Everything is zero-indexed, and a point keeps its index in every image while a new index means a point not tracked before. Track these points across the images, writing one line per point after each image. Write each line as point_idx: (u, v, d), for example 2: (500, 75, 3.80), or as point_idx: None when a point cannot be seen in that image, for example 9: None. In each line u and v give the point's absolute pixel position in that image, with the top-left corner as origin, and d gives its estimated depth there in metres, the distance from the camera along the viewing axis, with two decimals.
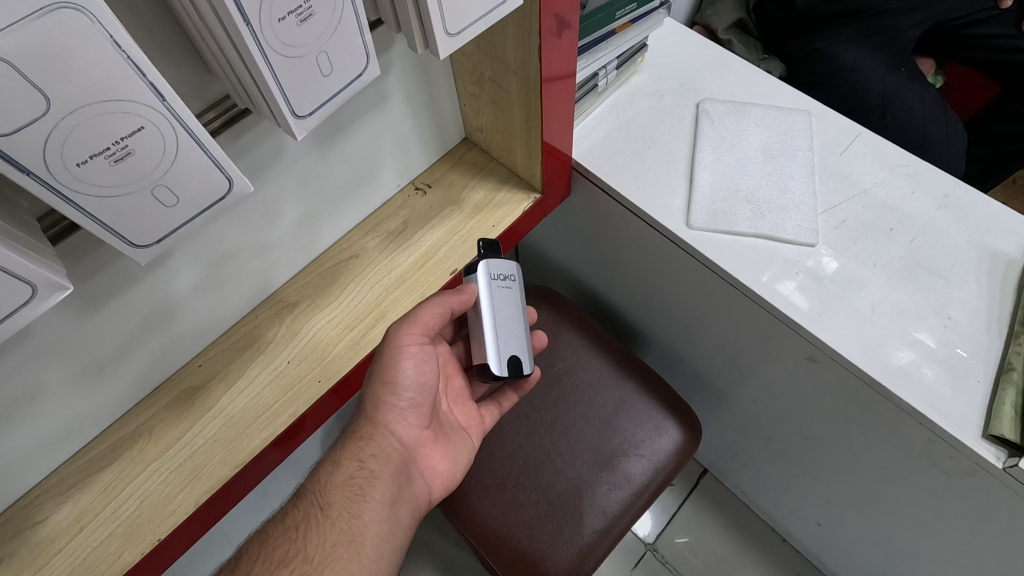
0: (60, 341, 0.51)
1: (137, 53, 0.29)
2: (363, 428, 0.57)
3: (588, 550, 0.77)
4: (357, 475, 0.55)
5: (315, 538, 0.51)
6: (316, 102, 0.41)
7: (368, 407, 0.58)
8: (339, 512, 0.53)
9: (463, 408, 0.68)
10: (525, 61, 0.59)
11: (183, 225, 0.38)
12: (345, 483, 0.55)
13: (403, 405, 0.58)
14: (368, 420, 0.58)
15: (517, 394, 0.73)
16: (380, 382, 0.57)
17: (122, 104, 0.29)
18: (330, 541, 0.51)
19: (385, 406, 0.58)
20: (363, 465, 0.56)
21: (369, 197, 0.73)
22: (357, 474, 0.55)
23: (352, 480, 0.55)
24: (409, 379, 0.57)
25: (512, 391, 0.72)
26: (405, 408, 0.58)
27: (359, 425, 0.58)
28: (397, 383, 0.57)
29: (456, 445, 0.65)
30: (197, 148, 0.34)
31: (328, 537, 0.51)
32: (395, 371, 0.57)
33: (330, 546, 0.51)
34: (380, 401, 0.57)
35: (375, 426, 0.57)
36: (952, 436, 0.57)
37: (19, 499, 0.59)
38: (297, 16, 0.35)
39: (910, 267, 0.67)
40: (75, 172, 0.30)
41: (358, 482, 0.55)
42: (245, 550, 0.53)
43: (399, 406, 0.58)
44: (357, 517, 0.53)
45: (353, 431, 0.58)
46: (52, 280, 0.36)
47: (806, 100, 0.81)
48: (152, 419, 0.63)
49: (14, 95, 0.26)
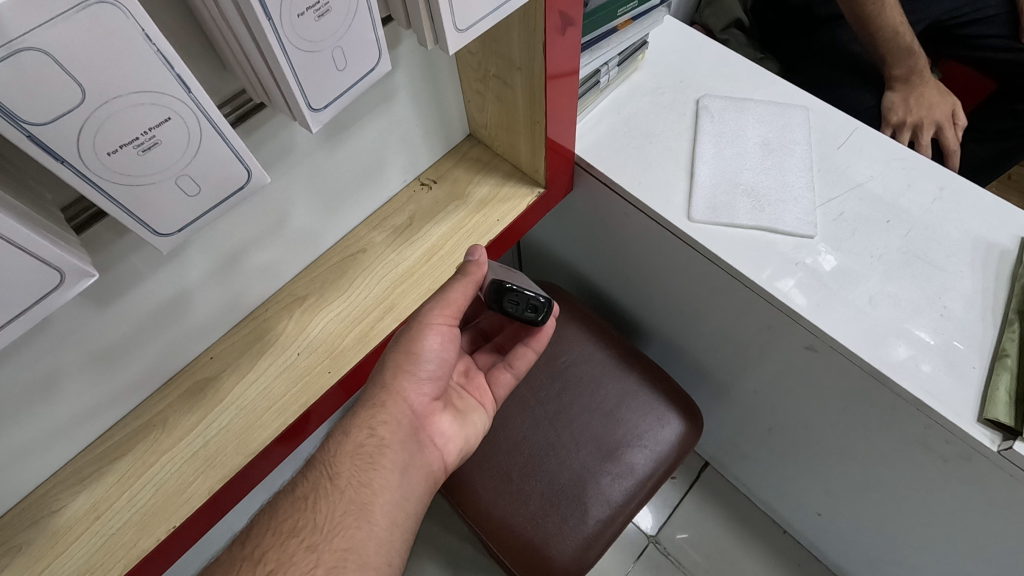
0: (79, 333, 0.52)
1: (166, 46, 0.30)
2: (376, 397, 0.59)
3: (593, 537, 0.79)
4: (368, 444, 0.57)
5: (326, 508, 0.53)
6: (330, 96, 0.42)
7: (382, 377, 0.60)
8: (349, 480, 0.55)
9: (477, 382, 0.72)
10: (530, 58, 0.60)
11: (203, 214, 0.39)
12: (355, 452, 0.57)
13: (421, 375, 0.61)
14: (382, 389, 0.60)
15: (533, 353, 0.73)
16: (401, 352, 0.60)
17: (151, 96, 0.31)
18: (340, 509, 0.53)
19: (401, 375, 0.60)
20: (374, 433, 0.58)
21: (376, 192, 0.74)
22: (367, 442, 0.57)
23: (362, 449, 0.57)
24: (432, 352, 0.61)
25: (528, 352, 0.73)
26: (421, 379, 0.61)
27: (373, 394, 0.60)
28: (418, 354, 0.60)
29: (467, 413, 0.68)
30: (219, 139, 0.36)
31: (338, 505, 0.53)
32: (419, 343, 0.60)
33: (340, 514, 0.53)
34: (394, 371, 0.60)
35: (389, 394, 0.60)
36: (949, 421, 0.59)
37: (34, 489, 0.60)
38: (315, 12, 0.36)
39: (907, 258, 0.68)
40: (105, 160, 0.31)
41: (369, 450, 0.57)
42: (255, 524, 0.54)
43: (415, 376, 0.61)
44: (367, 486, 0.55)
45: (367, 400, 0.60)
46: (78, 267, 0.37)
47: (804, 95, 0.82)
48: (165, 410, 0.64)
49: (54, 85, 0.27)
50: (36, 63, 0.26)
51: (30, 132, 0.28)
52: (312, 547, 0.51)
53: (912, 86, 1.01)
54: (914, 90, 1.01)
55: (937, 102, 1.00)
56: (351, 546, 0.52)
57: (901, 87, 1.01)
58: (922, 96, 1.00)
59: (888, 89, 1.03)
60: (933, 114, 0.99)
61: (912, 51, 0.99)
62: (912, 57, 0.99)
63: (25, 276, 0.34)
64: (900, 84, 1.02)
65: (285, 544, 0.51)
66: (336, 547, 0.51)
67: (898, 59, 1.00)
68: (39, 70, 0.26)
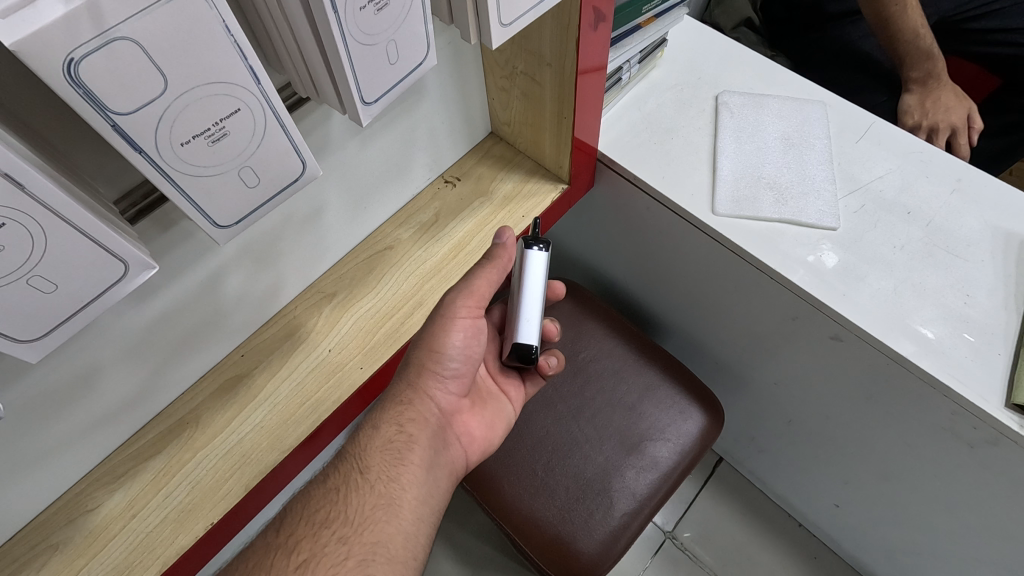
0: (120, 328, 0.52)
1: (242, 37, 0.30)
2: (404, 393, 0.59)
3: (619, 531, 0.79)
4: (396, 439, 0.57)
5: (356, 502, 0.53)
6: (381, 90, 0.43)
7: (410, 373, 0.59)
8: (378, 474, 0.54)
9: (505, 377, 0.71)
10: (561, 54, 0.61)
11: (259, 207, 0.40)
12: (383, 446, 0.56)
13: (445, 372, 0.60)
14: (410, 385, 0.60)
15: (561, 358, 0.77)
16: (426, 349, 0.58)
17: (225, 86, 0.31)
18: (369, 502, 0.53)
19: (427, 373, 0.60)
20: (402, 429, 0.57)
21: (401, 189, 0.74)
22: (396, 437, 0.57)
23: (392, 444, 0.56)
24: (456, 348, 0.59)
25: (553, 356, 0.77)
26: (447, 376, 0.60)
27: (400, 390, 0.60)
28: (444, 350, 0.58)
29: (491, 410, 0.68)
30: (281, 130, 0.36)
31: (368, 498, 0.53)
32: (443, 340, 0.58)
33: (369, 508, 0.52)
34: (420, 367, 0.59)
35: (415, 392, 0.59)
36: (976, 406, 0.60)
37: (71, 487, 0.60)
38: (375, 5, 0.37)
39: (928, 248, 0.70)
40: (178, 150, 0.32)
41: (397, 445, 0.57)
42: (287, 514, 0.54)
43: (440, 372, 0.60)
44: (395, 479, 0.55)
45: (394, 396, 0.59)
46: (140, 258, 0.37)
47: (820, 90, 0.84)
48: (198, 407, 0.64)
49: (140, 74, 0.27)
50: (127, 51, 0.26)
51: (113, 122, 0.28)
52: (343, 539, 0.50)
53: (929, 90, 1.03)
54: (932, 93, 1.02)
55: (953, 105, 1.02)
56: (380, 539, 0.51)
57: (920, 89, 1.03)
58: (938, 99, 1.02)
59: (905, 91, 1.04)
60: (949, 117, 1.01)
61: (931, 55, 1.01)
62: (929, 61, 1.02)
63: (91, 267, 0.35)
64: (917, 86, 1.03)
65: (318, 534, 0.50)
66: (365, 540, 0.51)
67: (916, 62, 1.02)
68: (128, 58, 0.26)
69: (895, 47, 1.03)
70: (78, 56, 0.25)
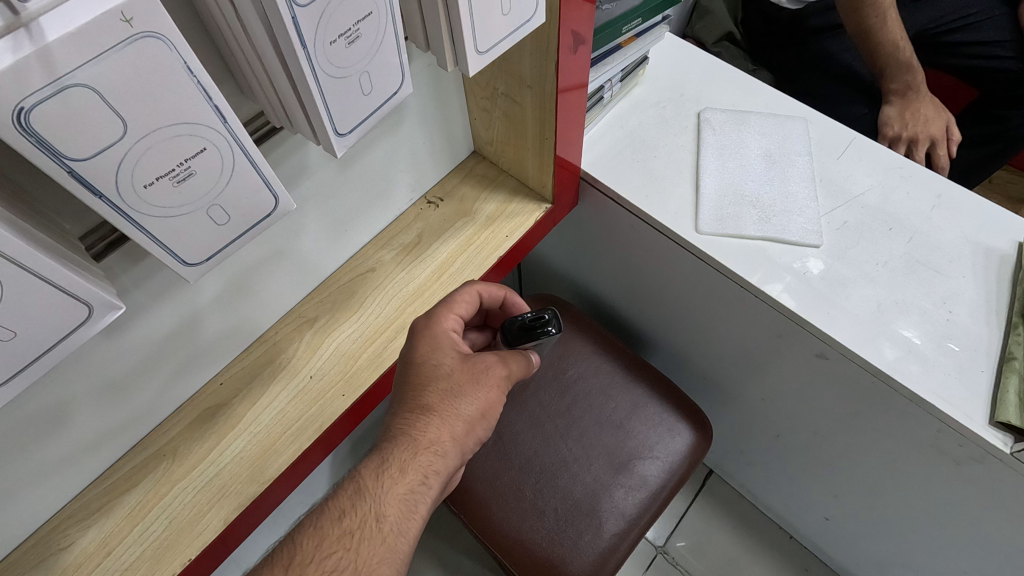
0: (92, 362, 0.51)
1: (205, 77, 0.29)
2: (441, 440, 0.51)
3: (608, 552, 0.78)
4: (420, 490, 0.50)
5: (367, 553, 0.47)
6: (355, 120, 0.42)
7: (453, 423, 0.52)
8: (394, 526, 0.49)
9: None
10: (541, 76, 0.61)
11: (230, 243, 0.39)
12: (404, 497, 0.50)
13: (478, 427, 0.54)
14: (449, 434, 0.52)
15: None
16: (475, 406, 0.53)
17: (188, 127, 0.30)
18: (379, 556, 0.47)
19: (467, 427, 0.53)
20: (427, 480, 0.51)
21: (383, 211, 0.74)
22: (419, 488, 0.50)
23: (413, 495, 0.50)
24: (494, 415, 0.55)
25: None
26: (479, 434, 0.55)
27: (436, 432, 0.51)
28: (485, 414, 0.54)
29: None
30: (250, 166, 0.35)
31: (378, 551, 0.47)
32: (489, 406, 0.54)
33: (376, 561, 0.47)
34: (465, 420, 0.53)
35: (452, 443, 0.52)
36: (961, 425, 0.60)
37: (43, 525, 0.58)
38: (346, 38, 0.37)
39: (909, 264, 0.70)
40: (141, 193, 0.31)
41: (417, 497, 0.50)
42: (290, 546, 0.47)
43: (478, 430, 0.54)
44: (408, 534, 0.49)
45: (429, 437, 0.51)
46: (106, 300, 0.36)
47: (802, 107, 0.84)
48: (176, 438, 0.62)
49: (96, 120, 0.27)
50: (82, 98, 0.25)
51: (71, 169, 0.27)
52: None
53: (909, 100, 1.03)
54: (912, 105, 1.03)
55: (932, 117, 1.02)
56: None
57: (899, 100, 1.03)
58: (918, 111, 1.02)
59: (885, 103, 1.05)
60: (928, 129, 1.01)
61: (910, 67, 1.02)
62: (910, 72, 1.02)
63: (54, 311, 0.34)
64: (897, 97, 1.04)
65: None
66: None
67: (896, 73, 1.03)
68: (85, 105, 0.26)
69: (877, 61, 1.04)
70: (28, 105, 0.24)
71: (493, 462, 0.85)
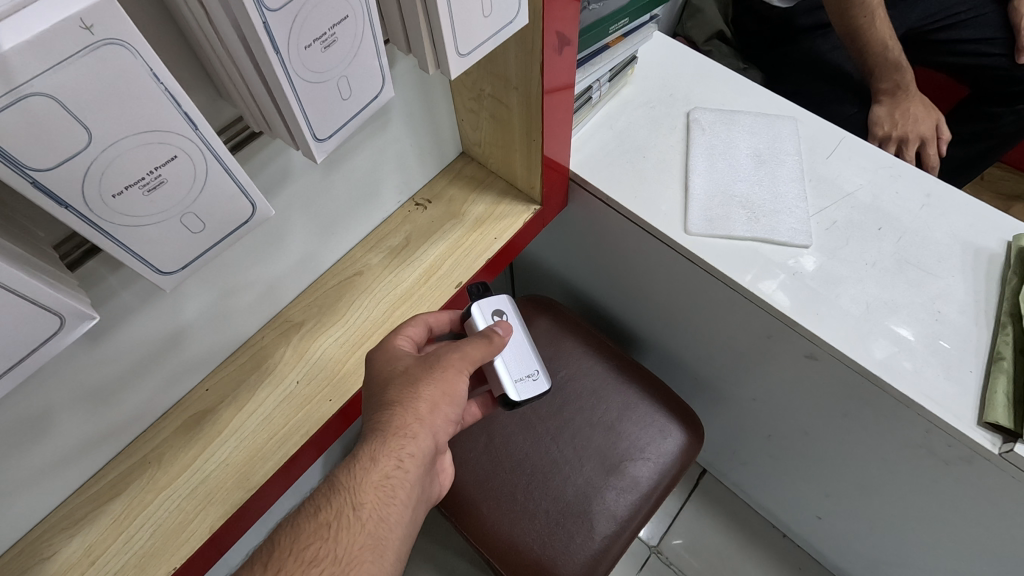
0: (72, 371, 0.50)
1: (173, 84, 0.29)
2: (407, 424, 0.51)
3: (600, 554, 0.78)
4: (395, 476, 0.50)
5: (346, 540, 0.47)
6: (334, 125, 0.42)
7: (416, 407, 0.52)
8: (372, 513, 0.48)
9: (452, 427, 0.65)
10: (527, 77, 0.60)
11: (206, 251, 0.38)
12: (379, 484, 0.49)
13: (447, 408, 0.54)
14: (416, 417, 0.51)
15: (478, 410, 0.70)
16: (438, 388, 0.53)
17: (157, 134, 0.30)
18: (359, 543, 0.47)
19: (434, 408, 0.52)
20: (401, 465, 0.50)
21: (371, 214, 0.73)
22: (393, 474, 0.50)
23: (388, 481, 0.49)
24: (462, 395, 0.55)
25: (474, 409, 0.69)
26: (452, 416, 0.54)
27: (402, 419, 0.51)
28: (451, 395, 0.54)
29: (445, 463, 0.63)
30: (225, 173, 0.35)
31: (359, 538, 0.47)
32: (452, 387, 0.54)
33: (357, 548, 0.47)
34: (429, 403, 0.52)
35: (420, 425, 0.51)
36: (950, 425, 0.60)
37: (26, 534, 0.57)
38: (322, 42, 0.36)
39: (899, 265, 0.70)
40: (110, 202, 0.30)
41: (393, 483, 0.50)
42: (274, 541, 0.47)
43: (447, 411, 0.54)
44: (388, 520, 0.49)
45: (395, 423, 0.51)
46: (78, 310, 0.35)
47: (792, 106, 0.84)
48: (161, 445, 0.62)
49: (59, 130, 0.26)
50: (42, 107, 0.25)
51: (32, 178, 0.27)
52: None
53: (898, 100, 1.03)
54: (901, 104, 1.03)
55: (922, 116, 1.02)
56: None
57: (889, 100, 1.04)
58: (908, 110, 1.02)
59: (875, 102, 1.05)
60: (918, 128, 1.01)
61: (899, 66, 1.02)
62: (898, 71, 1.02)
63: (24, 322, 0.33)
64: (887, 96, 1.04)
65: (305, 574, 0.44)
66: None
67: (884, 73, 1.03)
68: (45, 113, 0.25)
69: (867, 60, 1.04)
70: None
71: (484, 464, 0.84)
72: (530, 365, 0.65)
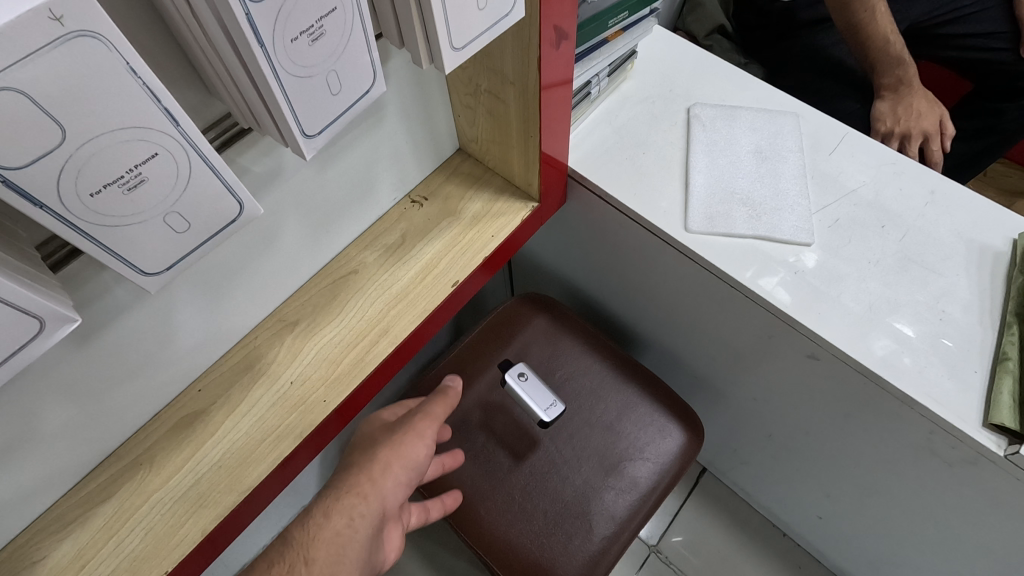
0: (59, 373, 0.49)
1: (151, 78, 0.28)
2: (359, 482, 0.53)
3: (599, 555, 0.77)
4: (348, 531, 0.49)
5: None
6: (324, 121, 0.40)
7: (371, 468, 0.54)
8: (324, 564, 0.45)
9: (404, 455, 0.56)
10: (523, 72, 0.59)
11: (192, 251, 0.37)
12: (331, 539, 0.47)
13: (403, 461, 0.56)
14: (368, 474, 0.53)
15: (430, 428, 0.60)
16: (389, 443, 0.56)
17: (136, 131, 0.29)
18: None
19: (387, 463, 0.55)
20: (353, 522, 0.49)
21: (366, 212, 0.72)
22: (345, 531, 0.48)
23: (340, 536, 0.48)
24: (417, 454, 0.57)
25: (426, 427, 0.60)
26: (405, 482, 0.55)
27: (355, 482, 0.53)
28: (403, 450, 0.56)
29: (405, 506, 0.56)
30: (209, 171, 0.34)
31: None
32: (406, 445, 0.57)
33: None
34: (382, 460, 0.55)
35: (373, 482, 0.53)
36: (955, 427, 0.59)
37: (15, 538, 0.56)
38: (309, 36, 0.35)
39: (902, 263, 0.69)
40: (87, 202, 0.29)
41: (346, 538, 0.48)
42: None
43: (400, 469, 0.55)
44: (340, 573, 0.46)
45: (348, 488, 0.52)
46: (57, 312, 0.34)
47: (794, 102, 0.82)
48: (153, 447, 0.61)
49: (30, 127, 0.25)
50: (11, 102, 0.24)
51: (3, 177, 0.25)
52: None
53: (901, 95, 1.01)
54: (903, 99, 1.01)
55: (925, 111, 1.00)
56: None
57: (891, 96, 1.02)
58: (911, 105, 1.01)
59: (877, 97, 1.04)
60: (921, 124, 1.00)
61: (901, 61, 1.01)
62: (900, 66, 1.01)
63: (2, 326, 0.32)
64: (889, 92, 1.02)
65: None
66: None
67: (887, 67, 1.01)
68: (14, 109, 0.24)
69: (869, 56, 1.03)
70: None
71: (481, 464, 0.83)
72: (549, 395, 0.80)
